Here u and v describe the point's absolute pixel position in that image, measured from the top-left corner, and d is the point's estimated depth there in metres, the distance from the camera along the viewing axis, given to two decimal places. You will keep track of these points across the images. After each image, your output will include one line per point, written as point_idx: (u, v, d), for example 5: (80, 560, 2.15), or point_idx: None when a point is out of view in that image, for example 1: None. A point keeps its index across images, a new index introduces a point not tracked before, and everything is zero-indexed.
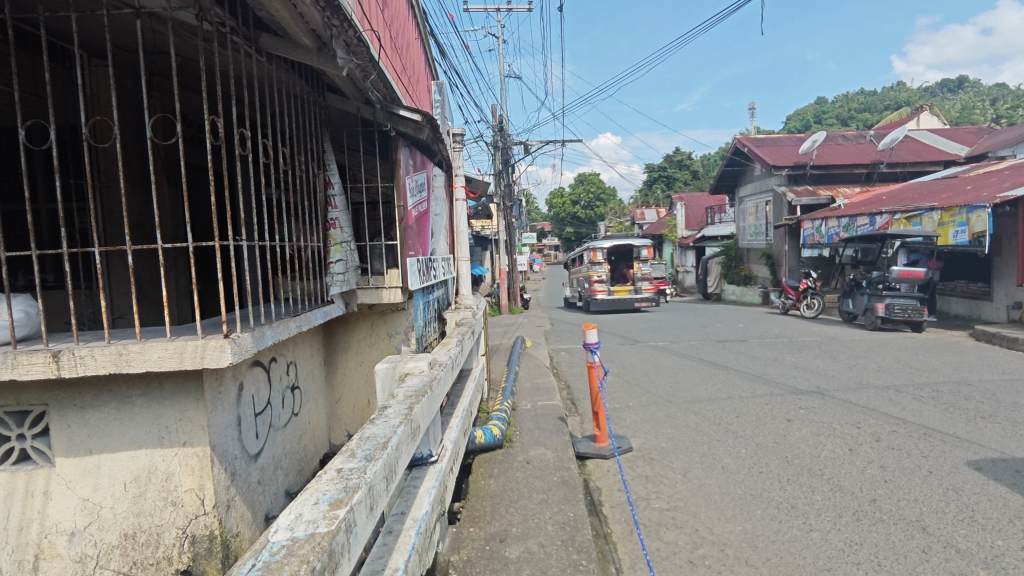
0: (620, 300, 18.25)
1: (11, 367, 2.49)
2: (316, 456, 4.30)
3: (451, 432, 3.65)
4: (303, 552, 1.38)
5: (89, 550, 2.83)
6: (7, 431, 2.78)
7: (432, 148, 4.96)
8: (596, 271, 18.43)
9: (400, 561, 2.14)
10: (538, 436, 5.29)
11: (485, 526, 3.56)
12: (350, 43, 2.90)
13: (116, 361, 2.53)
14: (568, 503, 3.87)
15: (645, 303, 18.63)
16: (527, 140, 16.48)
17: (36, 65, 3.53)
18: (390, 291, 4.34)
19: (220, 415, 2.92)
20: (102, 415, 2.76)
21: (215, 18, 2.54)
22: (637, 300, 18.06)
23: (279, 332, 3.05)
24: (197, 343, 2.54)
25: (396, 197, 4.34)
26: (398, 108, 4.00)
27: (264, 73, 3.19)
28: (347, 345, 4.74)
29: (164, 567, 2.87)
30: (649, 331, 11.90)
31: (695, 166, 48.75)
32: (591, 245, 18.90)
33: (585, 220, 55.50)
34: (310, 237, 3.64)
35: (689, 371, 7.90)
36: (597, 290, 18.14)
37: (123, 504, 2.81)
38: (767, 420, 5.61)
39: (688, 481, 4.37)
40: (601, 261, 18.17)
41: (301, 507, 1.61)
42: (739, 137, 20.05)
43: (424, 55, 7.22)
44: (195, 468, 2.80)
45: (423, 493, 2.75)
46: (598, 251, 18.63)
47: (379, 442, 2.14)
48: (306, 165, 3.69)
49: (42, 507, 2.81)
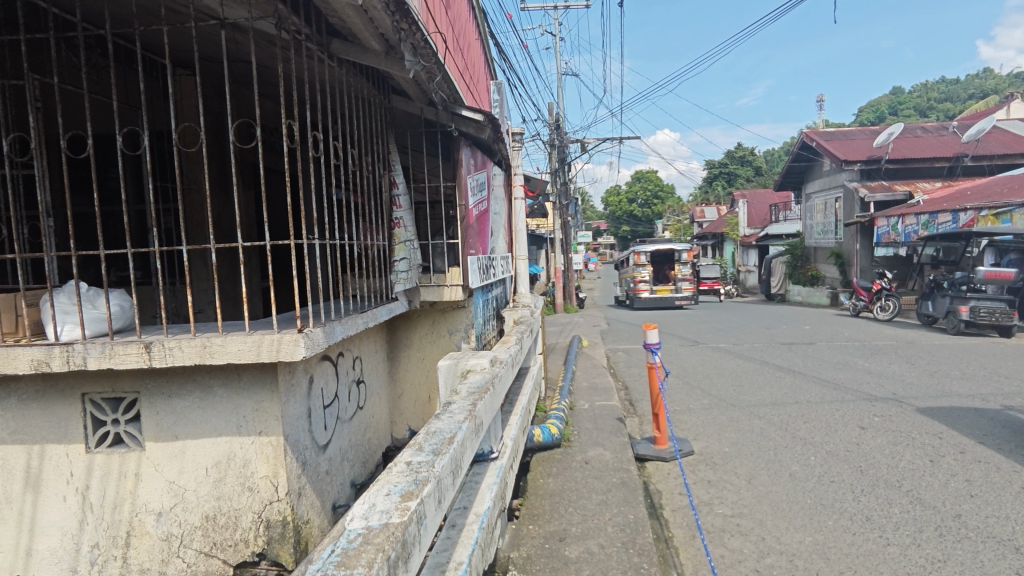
0: (662, 301, 18.96)
1: (109, 356, 2.69)
2: (379, 449, 4.43)
3: (510, 429, 3.67)
4: (379, 540, 1.42)
5: (174, 530, 3.02)
6: (103, 416, 2.99)
7: (493, 147, 4.99)
8: (640, 272, 19.49)
9: (464, 555, 2.17)
10: (596, 436, 5.25)
11: (544, 524, 3.57)
12: (417, 46, 2.94)
13: (200, 353, 2.68)
14: (628, 504, 3.82)
15: (687, 304, 19.36)
16: (584, 138, 16.35)
17: (130, 77, 3.79)
18: (451, 289, 4.41)
19: (293, 406, 3.05)
20: (187, 403, 2.95)
21: (292, 26, 2.64)
22: (678, 300, 18.82)
23: (348, 327, 3.15)
24: (273, 337, 2.66)
25: (458, 197, 4.40)
26: (460, 109, 4.05)
27: (335, 78, 3.31)
28: (409, 341, 4.84)
29: (241, 549, 3.02)
30: (709, 332, 11.59)
31: (758, 162, 47.02)
32: (635, 248, 19.74)
33: (642, 219, 54.57)
34: (376, 236, 3.74)
35: (753, 374, 7.63)
36: (641, 290, 19.05)
37: (205, 487, 2.98)
38: (838, 427, 5.35)
39: (754, 487, 4.23)
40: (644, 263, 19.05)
41: (374, 497, 1.67)
42: (806, 131, 19.20)
43: (483, 55, 7.28)
44: (269, 456, 2.94)
45: (484, 489, 2.78)
46: (641, 254, 19.76)
47: (445, 437, 2.18)
48: (372, 166, 3.79)
49: (134, 487, 3.02)
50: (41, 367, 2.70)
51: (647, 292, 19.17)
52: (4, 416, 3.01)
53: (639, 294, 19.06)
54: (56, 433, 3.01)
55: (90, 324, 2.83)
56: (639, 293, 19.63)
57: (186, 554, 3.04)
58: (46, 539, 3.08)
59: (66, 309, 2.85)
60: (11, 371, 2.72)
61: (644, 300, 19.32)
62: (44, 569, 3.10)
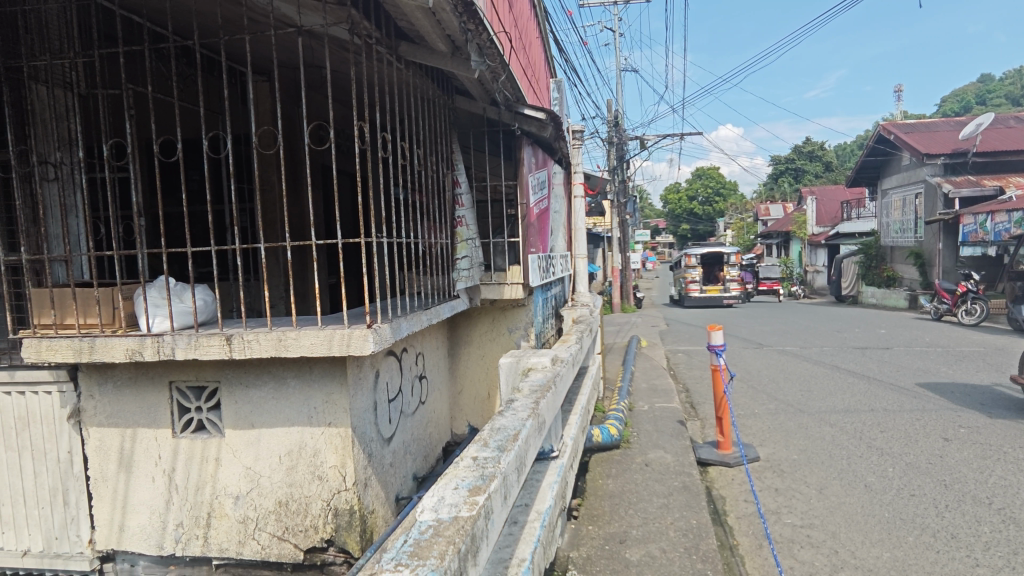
0: (712, 300, 19.60)
1: (194, 347, 2.87)
2: (440, 443, 4.51)
3: (570, 428, 3.66)
4: (449, 533, 1.45)
5: (250, 513, 3.18)
6: (188, 403, 3.19)
7: (554, 146, 4.98)
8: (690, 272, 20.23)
9: (526, 552, 2.18)
10: (657, 439, 5.15)
11: (604, 525, 3.54)
12: (483, 46, 2.97)
13: (276, 345, 2.80)
14: (691, 509, 3.72)
15: (736, 303, 19.91)
16: (643, 135, 16.05)
17: (212, 84, 4.02)
18: (511, 287, 4.44)
19: (360, 399, 3.14)
20: (263, 393, 3.09)
21: (364, 31, 2.72)
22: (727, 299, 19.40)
23: (413, 324, 3.21)
24: (344, 332, 2.75)
25: (519, 195, 4.41)
26: (523, 108, 4.06)
27: (402, 80, 3.39)
28: (469, 338, 4.90)
29: (311, 535, 3.14)
30: (775, 334, 11.15)
31: (829, 156, 44.82)
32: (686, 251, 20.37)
33: (702, 217, 53.14)
34: (439, 233, 3.80)
35: (823, 379, 7.29)
36: (691, 290, 19.73)
37: (278, 474, 3.12)
38: (919, 438, 5.03)
39: (825, 498, 4.04)
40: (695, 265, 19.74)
41: (442, 490, 1.70)
42: (883, 124, 18.14)
43: (544, 54, 7.27)
44: (338, 446, 3.05)
45: (546, 487, 2.78)
46: (692, 255, 20.48)
47: (510, 434, 2.19)
48: (436, 165, 3.86)
49: (214, 472, 3.20)
50: (135, 356, 2.91)
51: (697, 292, 19.83)
52: (102, 401, 3.26)
53: (690, 293, 19.75)
54: (146, 417, 3.23)
55: (178, 317, 3.02)
56: (690, 292, 20.37)
57: (260, 536, 3.19)
58: (136, 517, 3.31)
59: (157, 302, 3.05)
60: (108, 359, 2.94)
61: (694, 299, 20.00)
62: (134, 544, 3.33)
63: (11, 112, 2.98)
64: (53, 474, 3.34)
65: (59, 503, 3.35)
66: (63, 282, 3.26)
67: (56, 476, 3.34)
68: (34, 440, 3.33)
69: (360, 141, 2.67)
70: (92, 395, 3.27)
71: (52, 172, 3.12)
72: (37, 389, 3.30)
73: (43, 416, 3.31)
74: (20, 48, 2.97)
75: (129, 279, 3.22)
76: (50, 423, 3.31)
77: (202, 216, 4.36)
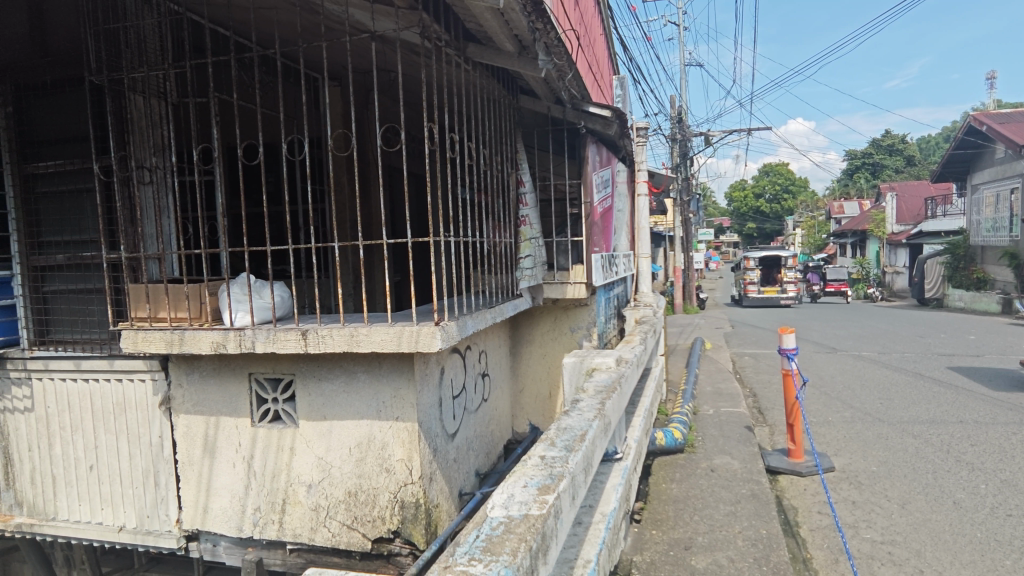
0: (769, 300, 20.06)
1: (272, 341, 3.01)
2: (501, 440, 4.55)
3: (634, 430, 3.60)
4: (520, 530, 1.46)
5: (322, 501, 3.31)
6: (266, 394, 3.35)
7: (618, 143, 4.92)
8: (748, 274, 20.59)
9: (591, 553, 2.16)
10: (723, 444, 4.99)
11: (668, 531, 3.46)
12: (550, 45, 2.98)
13: (348, 341, 2.90)
14: (761, 518, 3.59)
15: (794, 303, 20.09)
16: (709, 131, 15.59)
17: (288, 90, 4.20)
18: (574, 287, 4.41)
19: (426, 395, 3.21)
20: (334, 387, 3.21)
21: (434, 34, 2.77)
22: (785, 299, 19.69)
23: (479, 322, 3.25)
24: (412, 329, 2.82)
25: (583, 194, 4.38)
26: (588, 106, 4.03)
27: (469, 82, 3.43)
28: (531, 336, 4.90)
29: (379, 526, 3.24)
30: (850, 338, 10.58)
31: (911, 150, 42.06)
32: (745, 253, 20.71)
33: (770, 215, 51.10)
34: (504, 232, 3.82)
35: (905, 387, 6.85)
36: (749, 290, 20.16)
37: (348, 465, 3.23)
38: (1016, 453, 4.64)
39: (908, 514, 3.80)
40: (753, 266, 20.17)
41: (512, 488, 1.71)
42: (974, 114, 16.86)
43: (607, 51, 7.19)
44: (405, 440, 3.12)
45: (610, 489, 2.75)
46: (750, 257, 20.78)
47: (576, 434, 2.18)
48: (502, 165, 3.88)
49: (289, 460, 3.35)
50: (219, 348, 3.09)
51: (754, 292, 20.23)
52: (189, 389, 3.48)
53: (747, 293, 20.17)
54: (228, 407, 3.42)
55: (258, 312, 3.18)
56: (747, 293, 20.69)
57: (331, 524, 3.31)
58: (218, 499, 3.51)
59: (239, 298, 3.22)
60: (196, 350, 3.13)
61: (752, 299, 20.42)
62: (216, 525, 3.53)
63: (113, 120, 3.23)
64: (145, 456, 3.60)
65: (151, 483, 3.60)
66: (156, 278, 3.49)
67: (148, 458, 3.59)
68: (130, 424, 3.60)
69: (430, 142, 2.72)
70: (180, 384, 3.49)
71: (147, 176, 3.35)
72: (133, 377, 3.56)
73: (138, 402, 3.58)
74: (122, 61, 3.21)
75: (214, 277, 3.42)
76: (144, 409, 3.56)
77: (278, 217, 4.58)
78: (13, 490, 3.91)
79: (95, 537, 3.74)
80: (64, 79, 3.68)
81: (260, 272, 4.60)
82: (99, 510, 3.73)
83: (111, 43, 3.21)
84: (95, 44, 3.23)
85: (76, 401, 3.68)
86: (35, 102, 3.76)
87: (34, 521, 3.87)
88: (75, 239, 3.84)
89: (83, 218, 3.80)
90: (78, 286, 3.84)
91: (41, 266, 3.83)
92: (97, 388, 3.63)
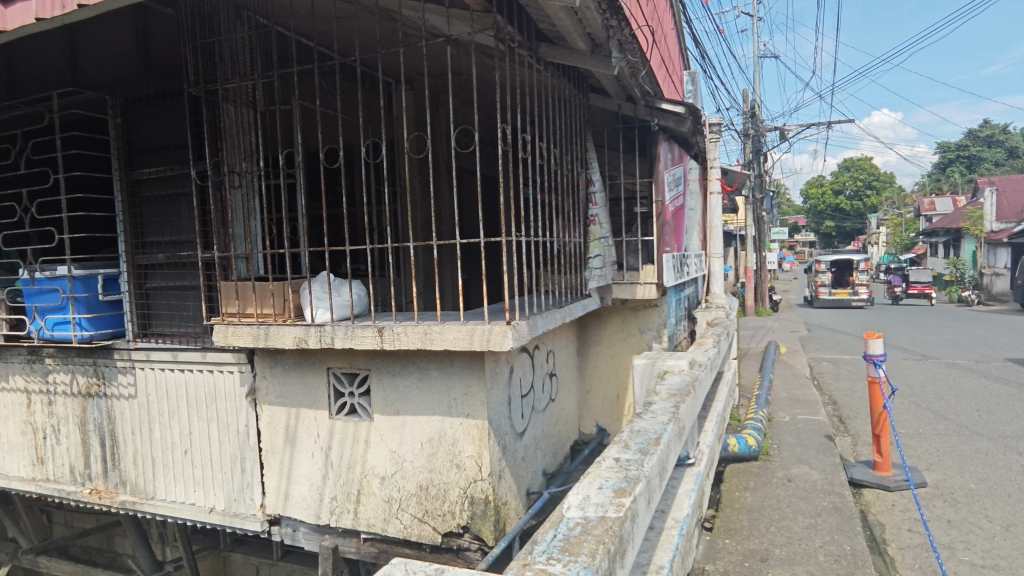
0: (840, 301, 19.98)
1: (350, 337, 3.13)
2: (568, 441, 4.54)
3: (707, 435, 3.50)
4: (598, 532, 1.45)
5: (394, 494, 3.41)
6: (343, 388, 3.49)
7: (691, 140, 4.81)
8: (819, 275, 20.46)
9: (664, 559, 2.12)
10: (801, 453, 4.76)
11: (742, 540, 3.34)
12: (624, 42, 2.99)
13: (422, 338, 2.97)
14: (844, 533, 3.40)
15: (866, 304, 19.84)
16: (784, 125, 14.89)
17: (365, 96, 4.36)
18: (645, 287, 4.34)
19: (496, 393, 3.24)
20: (407, 382, 3.30)
21: (508, 36, 2.80)
22: (856, 301, 19.61)
23: (549, 321, 3.25)
24: (485, 327, 2.85)
25: (655, 192, 4.30)
26: (660, 102, 3.96)
27: (540, 82, 3.45)
28: (599, 337, 4.85)
29: (449, 520, 3.30)
30: (942, 345, 9.83)
31: (1014, 141, 38.58)
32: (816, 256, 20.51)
33: (850, 212, 48.29)
34: (573, 232, 3.81)
35: (1008, 399, 6.30)
36: (819, 291, 20.17)
37: (420, 459, 3.31)
38: None
39: (1013, 537, 3.49)
40: (823, 268, 20.06)
41: (587, 489, 1.71)
42: None
43: (678, 45, 7.01)
44: (476, 437, 3.17)
45: (683, 495, 2.68)
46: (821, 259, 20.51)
47: (651, 437, 2.15)
48: (572, 164, 3.87)
49: (364, 453, 3.47)
50: (301, 343, 3.24)
51: (825, 293, 20.18)
52: (273, 382, 3.68)
53: (818, 294, 20.21)
54: (308, 399, 3.59)
55: (337, 309, 3.31)
56: (818, 293, 20.60)
57: (403, 517, 3.40)
58: (298, 487, 3.69)
59: (320, 295, 3.36)
60: (280, 345, 3.30)
61: (823, 300, 20.34)
62: (296, 512, 3.71)
63: (208, 128, 3.45)
64: (233, 443, 3.83)
65: (237, 469, 3.83)
66: (244, 276, 3.72)
67: (236, 445, 3.82)
68: (220, 413, 3.84)
69: (504, 142, 2.75)
70: (265, 376, 3.69)
71: (237, 180, 3.57)
72: (222, 368, 3.80)
73: (227, 392, 3.81)
74: (217, 73, 3.42)
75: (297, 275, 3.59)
76: (232, 399, 3.79)
77: (354, 218, 4.78)
78: (118, 470, 4.26)
79: (188, 517, 4.02)
80: (166, 92, 3.98)
81: (337, 271, 4.81)
82: (192, 492, 4.00)
83: (206, 56, 3.43)
84: (194, 58, 3.46)
85: (172, 389, 3.97)
86: (139, 113, 4.08)
87: (135, 499, 4.21)
88: (174, 240, 4.15)
89: (180, 220, 4.11)
90: (175, 282, 4.15)
91: (144, 264, 4.16)
92: (191, 378, 3.90)
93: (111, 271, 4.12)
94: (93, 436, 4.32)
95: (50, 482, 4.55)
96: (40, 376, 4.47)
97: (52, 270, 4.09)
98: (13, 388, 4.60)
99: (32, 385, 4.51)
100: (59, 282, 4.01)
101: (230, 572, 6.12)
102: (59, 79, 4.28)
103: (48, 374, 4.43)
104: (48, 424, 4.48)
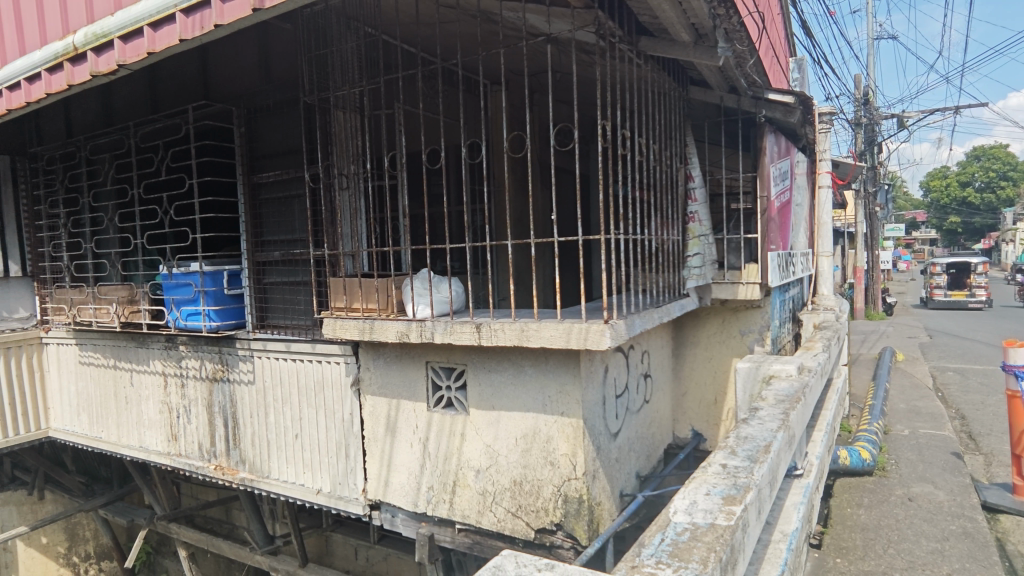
0: (956, 303, 18.67)
1: (448, 333, 3.22)
2: (661, 444, 4.43)
3: (816, 445, 3.28)
4: (708, 539, 1.41)
5: (489, 487, 3.47)
6: (440, 382, 3.61)
7: (799, 132, 4.53)
8: (933, 276, 19.12)
9: (773, 573, 2.01)
10: (923, 471, 4.35)
11: (856, 561, 3.10)
12: (731, 31, 2.82)
13: (519, 335, 3.01)
14: (977, 562, 3.07)
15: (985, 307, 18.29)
16: (903, 112, 13.62)
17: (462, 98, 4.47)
18: (747, 287, 4.13)
19: (591, 392, 3.22)
20: (503, 379, 3.36)
21: (608, 31, 2.76)
22: (973, 303, 18.15)
23: (647, 321, 3.18)
24: (582, 325, 2.83)
25: (759, 187, 4.09)
26: (768, 93, 3.76)
27: (639, 76, 3.38)
28: (696, 338, 4.67)
29: (542, 516, 3.32)
30: None
31: None
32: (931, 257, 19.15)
33: (981, 207, 43.43)
34: (672, 230, 3.71)
35: None
36: (934, 293, 18.92)
37: (514, 454, 3.36)
38: None
39: None
40: (937, 268, 18.80)
41: (694, 494, 1.66)
42: None
43: (784, 31, 6.62)
44: (570, 436, 3.16)
45: (791, 508, 2.53)
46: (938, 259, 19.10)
47: (760, 444, 2.05)
48: (670, 160, 3.77)
49: (460, 445, 3.57)
50: (403, 338, 3.38)
51: (939, 294, 18.88)
52: (375, 373, 3.87)
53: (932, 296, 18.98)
54: (407, 391, 3.74)
55: (436, 306, 3.43)
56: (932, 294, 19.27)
57: (497, 510, 3.46)
58: (398, 475, 3.85)
59: (420, 292, 3.49)
60: (383, 339, 3.46)
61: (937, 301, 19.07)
62: (395, 498, 3.88)
63: (320, 134, 3.68)
64: (338, 429, 4.07)
65: (342, 454, 4.07)
66: (351, 272, 3.94)
67: (341, 431, 4.06)
68: (328, 401, 4.09)
69: (604, 139, 2.71)
70: (368, 367, 3.89)
71: (344, 182, 3.79)
72: (329, 359, 4.05)
73: (333, 381, 4.05)
74: (328, 82, 3.64)
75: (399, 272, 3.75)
76: (338, 388, 4.03)
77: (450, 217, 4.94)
78: (238, 449, 4.66)
79: (298, 497, 4.32)
80: (282, 102, 4.30)
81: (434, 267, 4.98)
82: (301, 473, 4.30)
83: (319, 66, 3.65)
84: (308, 68, 3.70)
85: (285, 377, 4.28)
86: (260, 122, 4.44)
87: (253, 477, 4.58)
88: (288, 239, 4.49)
89: (293, 220, 4.43)
90: (289, 277, 4.47)
91: (262, 261, 4.52)
92: (301, 367, 4.18)
93: (235, 267, 4.51)
94: (218, 417, 4.75)
95: (182, 457, 5.06)
96: (174, 361, 4.98)
97: (186, 266, 4.55)
98: (153, 371, 5.15)
99: (168, 369, 5.03)
100: (192, 277, 4.46)
101: (332, 551, 6.53)
102: (193, 94, 4.74)
103: (181, 359, 4.93)
104: (180, 404, 4.98)
